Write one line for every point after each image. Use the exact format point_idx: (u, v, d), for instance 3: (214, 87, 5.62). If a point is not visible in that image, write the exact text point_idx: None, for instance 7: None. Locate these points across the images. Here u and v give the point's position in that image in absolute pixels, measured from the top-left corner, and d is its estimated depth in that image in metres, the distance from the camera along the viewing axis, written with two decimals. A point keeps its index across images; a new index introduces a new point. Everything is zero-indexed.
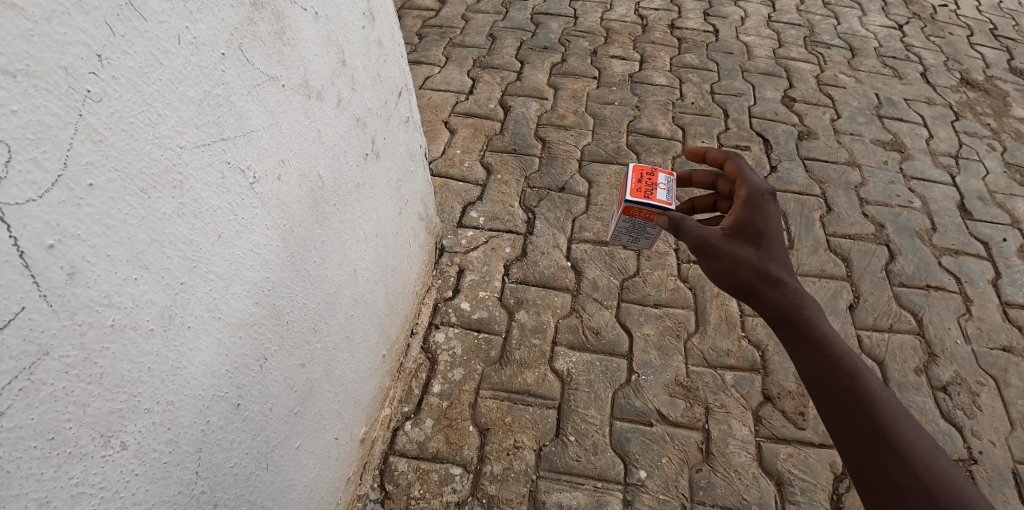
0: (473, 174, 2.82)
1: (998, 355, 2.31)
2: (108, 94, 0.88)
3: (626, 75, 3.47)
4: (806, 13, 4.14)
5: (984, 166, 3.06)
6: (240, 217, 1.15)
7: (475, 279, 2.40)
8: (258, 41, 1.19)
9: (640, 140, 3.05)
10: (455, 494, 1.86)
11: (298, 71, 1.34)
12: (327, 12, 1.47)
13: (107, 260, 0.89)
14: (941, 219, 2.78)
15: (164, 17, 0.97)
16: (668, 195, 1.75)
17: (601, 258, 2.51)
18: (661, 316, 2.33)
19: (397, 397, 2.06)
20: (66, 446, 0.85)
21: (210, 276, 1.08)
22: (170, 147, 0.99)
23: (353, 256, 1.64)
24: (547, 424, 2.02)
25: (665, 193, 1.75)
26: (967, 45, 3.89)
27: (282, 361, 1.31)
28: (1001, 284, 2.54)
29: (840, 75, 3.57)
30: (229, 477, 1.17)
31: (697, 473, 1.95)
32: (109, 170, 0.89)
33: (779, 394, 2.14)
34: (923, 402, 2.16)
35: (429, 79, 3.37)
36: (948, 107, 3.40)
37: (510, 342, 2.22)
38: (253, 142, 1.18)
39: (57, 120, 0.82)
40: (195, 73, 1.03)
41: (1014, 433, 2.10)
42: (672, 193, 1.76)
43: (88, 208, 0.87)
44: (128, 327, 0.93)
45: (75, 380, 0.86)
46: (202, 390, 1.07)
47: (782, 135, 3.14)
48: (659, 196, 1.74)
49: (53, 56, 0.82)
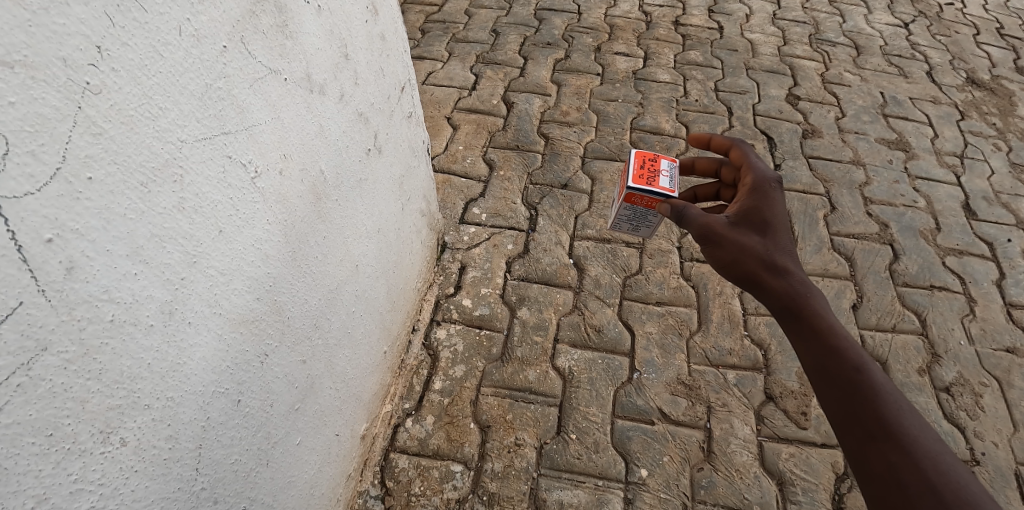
0: (474, 171, 2.81)
1: (1001, 356, 2.30)
2: (107, 86, 0.87)
3: (629, 72, 3.45)
4: (811, 10, 4.11)
5: (989, 166, 3.04)
6: (241, 212, 1.14)
7: (475, 276, 2.39)
8: (260, 34, 1.18)
9: (643, 138, 3.04)
10: (455, 491, 1.85)
11: (299, 65, 1.32)
12: (329, 6, 1.45)
13: (106, 255, 0.88)
14: (945, 219, 2.76)
15: (164, 9, 0.96)
16: (670, 182, 1.74)
17: (603, 256, 2.50)
18: (662, 315, 2.32)
19: (397, 394, 2.04)
20: (65, 443, 0.84)
21: (210, 271, 1.07)
22: (170, 141, 0.98)
23: (354, 251, 1.62)
24: (548, 422, 2.01)
25: (667, 180, 1.73)
26: (973, 44, 3.86)
27: (282, 357, 1.30)
28: (1005, 285, 2.53)
29: (844, 74, 3.55)
30: (229, 473, 1.16)
31: (698, 472, 1.94)
32: (109, 164, 0.88)
33: (781, 393, 2.13)
34: (925, 402, 2.15)
35: (430, 75, 3.35)
36: (952, 106, 3.38)
37: (511, 340, 2.21)
38: (254, 137, 1.17)
39: (55, 113, 0.81)
40: (196, 66, 1.02)
41: (1017, 435, 2.09)
42: (674, 180, 1.75)
43: (87, 202, 0.86)
44: (128, 323, 0.92)
45: (74, 376, 0.85)
46: (203, 386, 1.07)
47: (785, 133, 3.13)
48: (661, 183, 1.72)
49: (52, 48, 0.80)
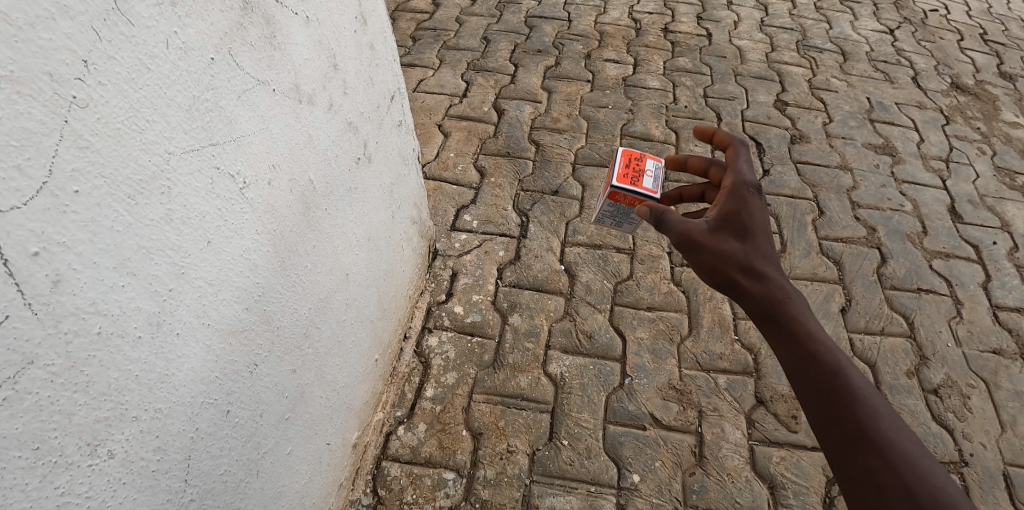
0: (466, 178, 2.82)
1: (988, 358, 2.32)
2: (94, 100, 0.88)
3: (619, 78, 3.48)
4: (799, 17, 4.16)
5: (974, 169, 3.08)
6: (229, 223, 1.14)
7: (467, 283, 2.40)
8: (248, 45, 1.19)
9: (634, 143, 3.06)
10: (448, 499, 1.85)
11: (288, 76, 1.33)
12: (318, 16, 1.46)
13: (94, 267, 0.89)
14: (931, 222, 2.79)
15: (152, 22, 0.97)
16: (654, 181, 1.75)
17: (594, 262, 2.51)
18: (654, 320, 2.34)
19: (389, 401, 2.05)
20: (51, 456, 0.84)
21: (198, 282, 1.07)
22: (157, 153, 0.98)
23: (344, 261, 1.63)
24: (541, 428, 2.02)
25: (651, 181, 1.75)
26: (957, 49, 3.92)
27: (271, 367, 1.30)
28: (990, 287, 2.56)
29: (831, 79, 3.59)
30: (218, 484, 1.16)
31: (690, 477, 1.94)
32: (95, 177, 0.88)
33: (772, 397, 2.15)
34: (914, 404, 2.17)
35: (421, 82, 3.36)
36: (938, 111, 3.42)
37: (503, 347, 2.21)
38: (242, 148, 1.17)
39: (41, 127, 0.81)
40: (184, 78, 1.03)
41: (1005, 435, 2.11)
42: (657, 182, 1.76)
43: (74, 215, 0.86)
44: (115, 335, 0.92)
45: (60, 389, 0.85)
46: (191, 398, 1.07)
47: (774, 138, 3.15)
48: (644, 183, 1.74)
49: (39, 62, 0.81)
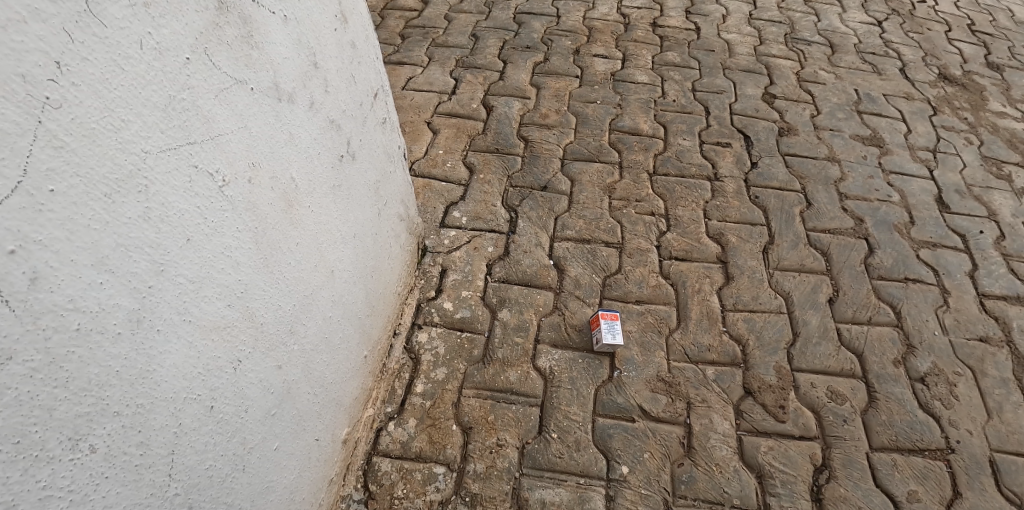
0: (455, 174, 2.83)
1: (975, 346, 2.34)
2: (67, 100, 0.89)
3: (608, 73, 3.49)
4: (787, 10, 4.17)
5: (961, 159, 3.10)
6: (209, 220, 1.15)
7: (456, 279, 2.42)
8: (224, 45, 1.20)
9: (622, 139, 3.07)
10: (438, 493, 1.87)
11: (267, 75, 1.34)
12: (297, 15, 1.48)
13: (71, 265, 0.90)
14: (918, 213, 2.81)
15: (125, 23, 0.98)
16: (613, 335, 2.19)
17: (582, 257, 2.53)
18: (642, 313, 2.35)
19: (380, 397, 2.06)
20: (33, 450, 0.86)
21: (178, 279, 1.08)
22: (134, 152, 0.99)
23: (330, 258, 1.64)
24: (530, 422, 2.04)
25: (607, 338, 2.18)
26: (945, 41, 3.94)
27: (256, 363, 1.32)
28: (977, 276, 2.58)
29: (819, 72, 3.61)
30: (204, 478, 1.18)
31: (678, 468, 1.97)
32: (71, 176, 0.90)
33: (759, 388, 2.17)
34: (901, 393, 2.19)
35: (410, 80, 3.37)
36: (926, 102, 3.43)
37: (492, 341, 2.23)
38: (221, 147, 1.19)
39: (15, 128, 0.83)
40: (159, 78, 1.04)
41: (991, 423, 2.13)
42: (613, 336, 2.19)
43: (50, 214, 0.88)
44: (95, 331, 0.94)
45: (40, 385, 0.87)
46: (173, 393, 1.08)
47: (762, 131, 3.17)
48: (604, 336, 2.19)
49: (10, 65, 0.83)
